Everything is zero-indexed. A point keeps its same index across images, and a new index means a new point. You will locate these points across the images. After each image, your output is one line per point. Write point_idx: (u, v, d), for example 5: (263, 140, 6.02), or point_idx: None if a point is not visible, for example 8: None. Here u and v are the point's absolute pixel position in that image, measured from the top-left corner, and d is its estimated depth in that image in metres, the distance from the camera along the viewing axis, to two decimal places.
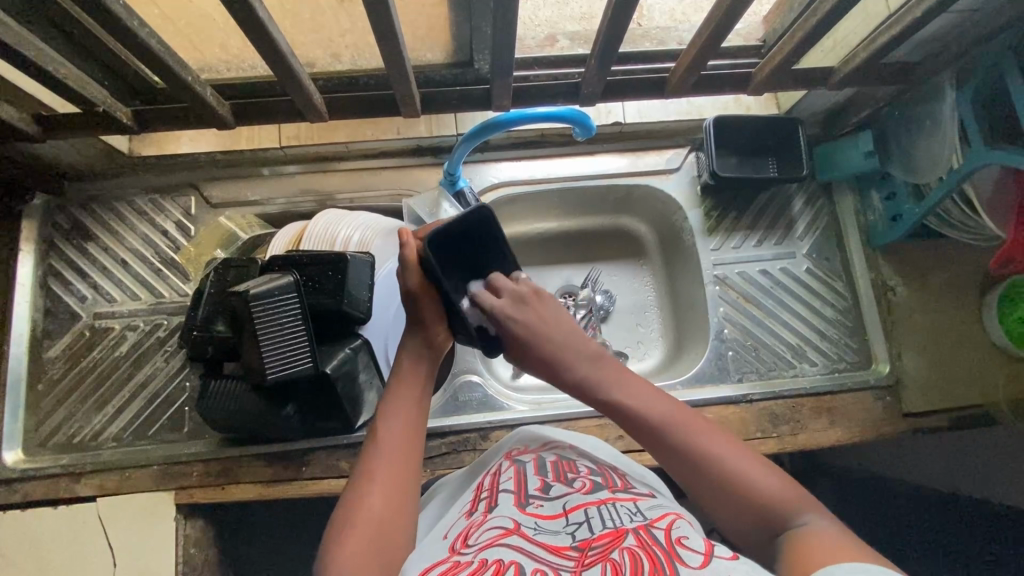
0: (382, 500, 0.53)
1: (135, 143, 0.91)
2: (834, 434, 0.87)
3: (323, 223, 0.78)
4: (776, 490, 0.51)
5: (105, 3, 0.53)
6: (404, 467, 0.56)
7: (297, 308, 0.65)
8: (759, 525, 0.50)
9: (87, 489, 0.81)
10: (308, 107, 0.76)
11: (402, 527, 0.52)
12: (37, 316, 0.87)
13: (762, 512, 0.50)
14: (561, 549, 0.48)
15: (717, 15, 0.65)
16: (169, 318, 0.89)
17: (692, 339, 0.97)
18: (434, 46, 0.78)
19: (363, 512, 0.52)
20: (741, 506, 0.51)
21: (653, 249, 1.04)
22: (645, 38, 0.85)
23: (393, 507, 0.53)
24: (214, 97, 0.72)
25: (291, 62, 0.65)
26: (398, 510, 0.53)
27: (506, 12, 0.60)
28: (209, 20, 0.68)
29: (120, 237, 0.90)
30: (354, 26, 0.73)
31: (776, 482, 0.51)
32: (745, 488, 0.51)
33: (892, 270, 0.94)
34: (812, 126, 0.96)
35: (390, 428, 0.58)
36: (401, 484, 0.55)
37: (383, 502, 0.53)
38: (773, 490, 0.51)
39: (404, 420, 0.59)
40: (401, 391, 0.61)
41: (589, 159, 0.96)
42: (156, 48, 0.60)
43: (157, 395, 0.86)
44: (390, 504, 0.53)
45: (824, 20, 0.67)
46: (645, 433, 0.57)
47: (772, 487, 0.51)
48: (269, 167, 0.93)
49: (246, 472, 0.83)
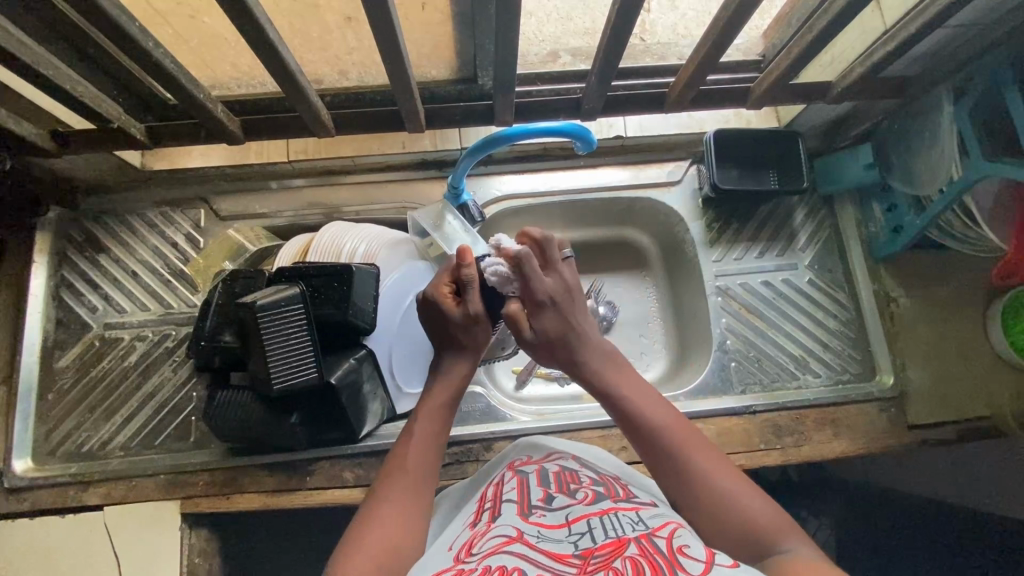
0: (398, 523, 0.54)
1: (148, 158, 0.93)
2: (839, 446, 0.87)
3: (330, 234, 0.80)
4: (761, 518, 0.53)
5: (124, 27, 0.56)
6: (417, 496, 0.58)
7: (303, 318, 0.67)
8: (730, 538, 0.53)
9: (94, 497, 0.82)
10: (317, 123, 0.78)
11: (414, 551, 0.53)
12: (48, 326, 0.88)
13: (739, 528, 0.53)
14: (564, 556, 0.48)
15: (716, 31, 0.67)
16: (178, 328, 0.90)
17: (694, 351, 0.97)
18: (438, 62, 0.80)
19: (379, 534, 0.53)
20: (716, 520, 0.54)
21: (656, 260, 1.05)
22: (646, 53, 0.86)
23: (407, 533, 0.54)
24: (225, 113, 0.74)
25: (298, 79, 0.67)
26: (413, 533, 0.54)
27: (507, 30, 0.62)
28: (221, 39, 0.70)
29: (132, 249, 0.92)
30: (361, 44, 0.75)
31: (765, 511, 0.53)
32: (729, 505, 0.54)
33: (895, 282, 0.94)
34: (812, 139, 0.97)
35: (408, 461, 0.60)
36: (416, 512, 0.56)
37: (397, 522, 0.54)
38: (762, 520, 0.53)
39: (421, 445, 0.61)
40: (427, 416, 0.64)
41: (592, 172, 0.97)
42: (170, 67, 0.62)
43: (164, 404, 0.87)
44: (402, 530, 0.54)
45: (821, 35, 0.68)
46: (654, 452, 0.59)
47: (757, 514, 0.53)
48: (278, 181, 0.95)
49: (251, 481, 0.83)
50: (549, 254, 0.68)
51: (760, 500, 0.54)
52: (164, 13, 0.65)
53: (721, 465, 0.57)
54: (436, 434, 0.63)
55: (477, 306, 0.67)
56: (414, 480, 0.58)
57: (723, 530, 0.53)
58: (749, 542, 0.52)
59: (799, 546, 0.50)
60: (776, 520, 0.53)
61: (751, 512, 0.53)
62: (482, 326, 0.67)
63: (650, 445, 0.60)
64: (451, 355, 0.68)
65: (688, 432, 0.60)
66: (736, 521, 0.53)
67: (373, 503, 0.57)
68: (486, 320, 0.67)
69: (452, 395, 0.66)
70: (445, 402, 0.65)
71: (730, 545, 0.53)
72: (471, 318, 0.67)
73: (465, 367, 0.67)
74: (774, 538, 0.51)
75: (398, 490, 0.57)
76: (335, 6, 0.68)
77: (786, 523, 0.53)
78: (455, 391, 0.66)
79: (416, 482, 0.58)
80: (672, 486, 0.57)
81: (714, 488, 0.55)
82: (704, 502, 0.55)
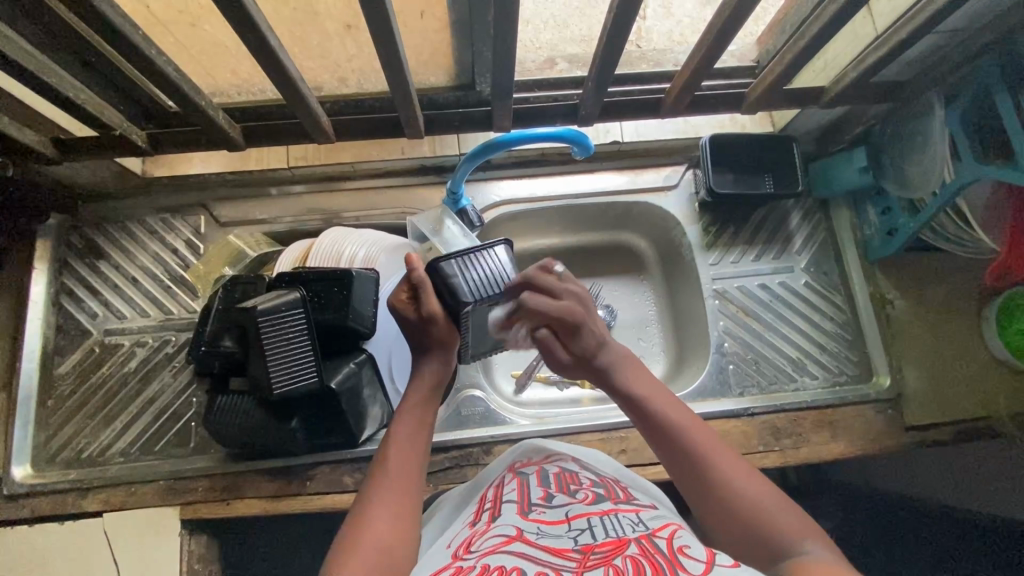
0: (388, 522, 0.54)
1: (149, 164, 0.93)
2: (837, 448, 0.87)
3: (330, 239, 0.81)
4: (783, 521, 0.53)
5: (127, 35, 0.57)
6: (407, 494, 0.58)
7: (304, 323, 0.67)
8: (758, 543, 0.53)
9: (93, 504, 0.82)
10: (317, 129, 0.79)
11: (404, 547, 0.53)
12: (49, 332, 0.88)
13: (764, 533, 0.53)
14: (563, 552, 0.49)
15: (711, 36, 0.67)
16: (178, 334, 0.91)
17: (692, 354, 0.98)
18: (437, 69, 0.81)
19: (370, 536, 0.53)
20: (745, 527, 0.54)
21: (654, 265, 1.06)
22: (642, 59, 0.87)
23: (398, 533, 0.54)
24: (226, 120, 0.75)
25: (299, 85, 0.68)
26: (403, 532, 0.54)
27: (505, 38, 0.63)
28: (222, 47, 0.71)
29: (132, 256, 0.93)
30: (361, 51, 0.76)
31: (788, 515, 0.53)
32: (753, 512, 0.54)
33: (890, 284, 0.95)
34: (807, 143, 0.98)
35: (394, 463, 0.60)
36: (408, 511, 0.56)
37: (387, 520, 0.54)
38: (786, 522, 0.53)
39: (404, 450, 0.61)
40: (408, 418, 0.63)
41: (589, 177, 0.98)
42: (171, 74, 0.63)
43: (164, 410, 0.87)
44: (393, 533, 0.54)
45: (813, 41, 0.69)
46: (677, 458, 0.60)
47: (780, 517, 0.53)
48: (278, 187, 0.96)
49: (250, 486, 0.83)
50: (544, 283, 0.68)
51: (780, 503, 0.54)
52: (166, 21, 0.66)
53: (741, 469, 0.57)
54: (420, 429, 0.63)
55: (428, 308, 0.63)
56: (401, 477, 0.58)
57: (750, 535, 0.53)
58: (773, 547, 0.52)
59: (819, 548, 0.50)
60: (800, 520, 0.53)
61: (776, 517, 0.53)
62: (439, 325, 0.65)
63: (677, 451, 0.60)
64: (422, 357, 0.67)
65: (707, 434, 0.60)
66: (763, 527, 0.53)
67: (363, 504, 0.56)
68: (440, 319, 0.64)
69: (431, 388, 0.66)
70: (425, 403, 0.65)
71: (758, 552, 0.53)
72: (424, 319, 0.64)
73: (433, 366, 0.66)
74: (795, 540, 0.51)
75: (384, 494, 0.57)
76: (335, 14, 0.69)
77: (805, 524, 0.53)
78: (434, 382, 0.66)
79: (405, 481, 0.58)
80: (692, 488, 0.58)
81: (738, 494, 0.55)
82: (729, 510, 0.55)
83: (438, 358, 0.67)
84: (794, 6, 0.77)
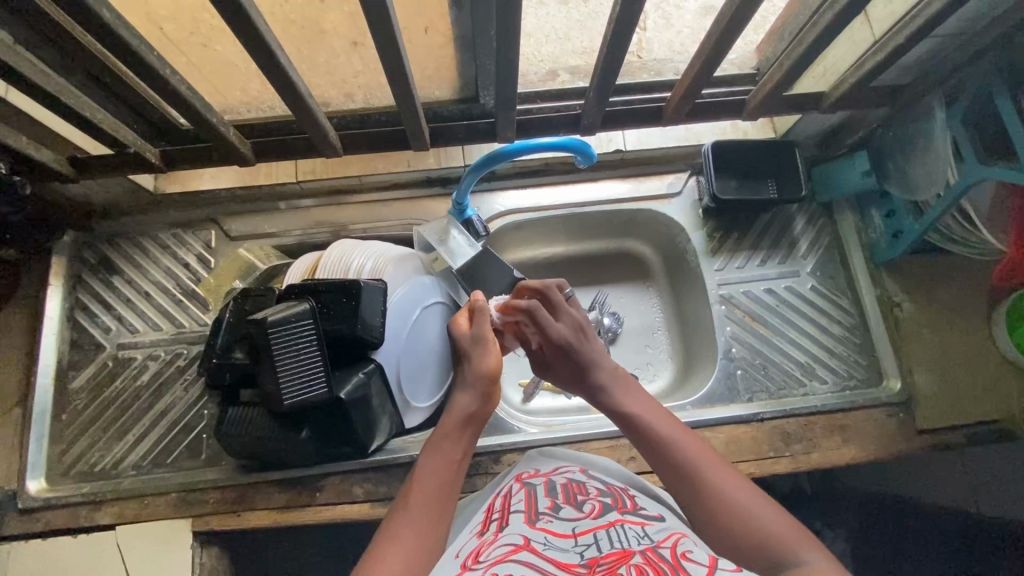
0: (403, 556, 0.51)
1: (161, 181, 0.96)
2: (848, 453, 0.87)
3: (338, 251, 0.82)
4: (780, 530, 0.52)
5: (142, 56, 0.58)
6: (433, 539, 0.54)
7: (312, 333, 0.67)
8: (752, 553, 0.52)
9: (107, 517, 0.83)
10: (325, 145, 0.81)
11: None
12: (63, 347, 0.90)
13: (758, 544, 0.52)
14: (571, 566, 0.49)
15: (708, 48, 0.69)
16: (189, 347, 0.92)
17: (700, 361, 0.98)
18: (440, 82, 0.82)
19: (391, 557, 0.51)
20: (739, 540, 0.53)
21: (659, 271, 1.06)
22: (642, 70, 0.89)
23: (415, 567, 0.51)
24: (236, 136, 0.77)
25: (308, 102, 0.70)
26: (425, 550, 0.53)
27: (507, 54, 0.65)
28: (232, 66, 0.73)
29: (144, 271, 0.94)
30: (367, 67, 0.78)
31: (780, 523, 0.53)
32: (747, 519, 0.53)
33: (898, 287, 0.94)
34: (810, 147, 0.99)
35: (424, 476, 0.59)
36: (431, 542, 0.54)
37: (402, 560, 0.51)
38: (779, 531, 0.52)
39: (443, 467, 0.59)
40: (441, 449, 0.61)
41: (593, 185, 0.99)
42: (185, 92, 0.65)
43: (176, 422, 0.88)
44: (418, 545, 0.53)
45: (810, 50, 0.70)
46: (665, 463, 0.59)
47: (777, 527, 0.52)
48: (287, 202, 0.98)
49: (260, 498, 0.84)
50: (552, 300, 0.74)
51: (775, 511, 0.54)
52: (179, 43, 0.68)
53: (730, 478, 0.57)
54: (448, 468, 0.60)
55: (480, 329, 0.69)
56: (424, 519, 0.55)
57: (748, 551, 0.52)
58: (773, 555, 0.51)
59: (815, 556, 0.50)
60: (797, 529, 0.52)
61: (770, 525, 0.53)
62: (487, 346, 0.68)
63: (668, 463, 0.59)
64: (457, 390, 0.67)
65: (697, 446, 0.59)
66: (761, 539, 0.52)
67: (383, 537, 0.54)
68: (489, 342, 0.68)
69: (461, 422, 0.63)
70: (454, 435, 0.62)
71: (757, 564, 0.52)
72: (475, 341, 0.69)
73: (465, 399, 0.65)
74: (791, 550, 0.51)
75: (418, 505, 0.56)
76: (343, 32, 0.71)
77: (799, 532, 0.53)
78: (465, 415, 0.64)
79: (432, 514, 0.56)
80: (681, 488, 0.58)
81: (731, 501, 0.55)
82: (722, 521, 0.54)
83: (473, 393, 0.65)
84: (791, 16, 0.78)
